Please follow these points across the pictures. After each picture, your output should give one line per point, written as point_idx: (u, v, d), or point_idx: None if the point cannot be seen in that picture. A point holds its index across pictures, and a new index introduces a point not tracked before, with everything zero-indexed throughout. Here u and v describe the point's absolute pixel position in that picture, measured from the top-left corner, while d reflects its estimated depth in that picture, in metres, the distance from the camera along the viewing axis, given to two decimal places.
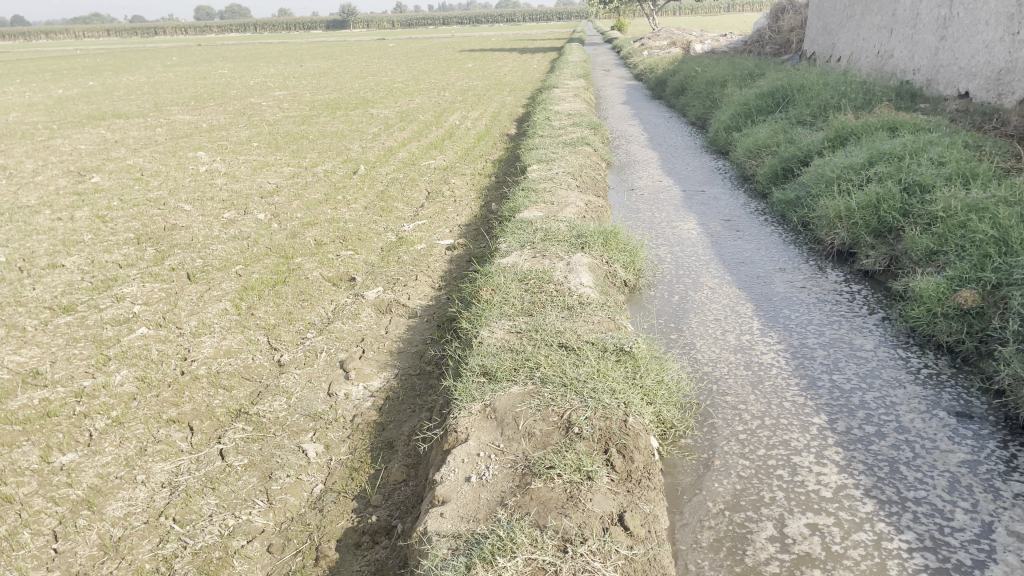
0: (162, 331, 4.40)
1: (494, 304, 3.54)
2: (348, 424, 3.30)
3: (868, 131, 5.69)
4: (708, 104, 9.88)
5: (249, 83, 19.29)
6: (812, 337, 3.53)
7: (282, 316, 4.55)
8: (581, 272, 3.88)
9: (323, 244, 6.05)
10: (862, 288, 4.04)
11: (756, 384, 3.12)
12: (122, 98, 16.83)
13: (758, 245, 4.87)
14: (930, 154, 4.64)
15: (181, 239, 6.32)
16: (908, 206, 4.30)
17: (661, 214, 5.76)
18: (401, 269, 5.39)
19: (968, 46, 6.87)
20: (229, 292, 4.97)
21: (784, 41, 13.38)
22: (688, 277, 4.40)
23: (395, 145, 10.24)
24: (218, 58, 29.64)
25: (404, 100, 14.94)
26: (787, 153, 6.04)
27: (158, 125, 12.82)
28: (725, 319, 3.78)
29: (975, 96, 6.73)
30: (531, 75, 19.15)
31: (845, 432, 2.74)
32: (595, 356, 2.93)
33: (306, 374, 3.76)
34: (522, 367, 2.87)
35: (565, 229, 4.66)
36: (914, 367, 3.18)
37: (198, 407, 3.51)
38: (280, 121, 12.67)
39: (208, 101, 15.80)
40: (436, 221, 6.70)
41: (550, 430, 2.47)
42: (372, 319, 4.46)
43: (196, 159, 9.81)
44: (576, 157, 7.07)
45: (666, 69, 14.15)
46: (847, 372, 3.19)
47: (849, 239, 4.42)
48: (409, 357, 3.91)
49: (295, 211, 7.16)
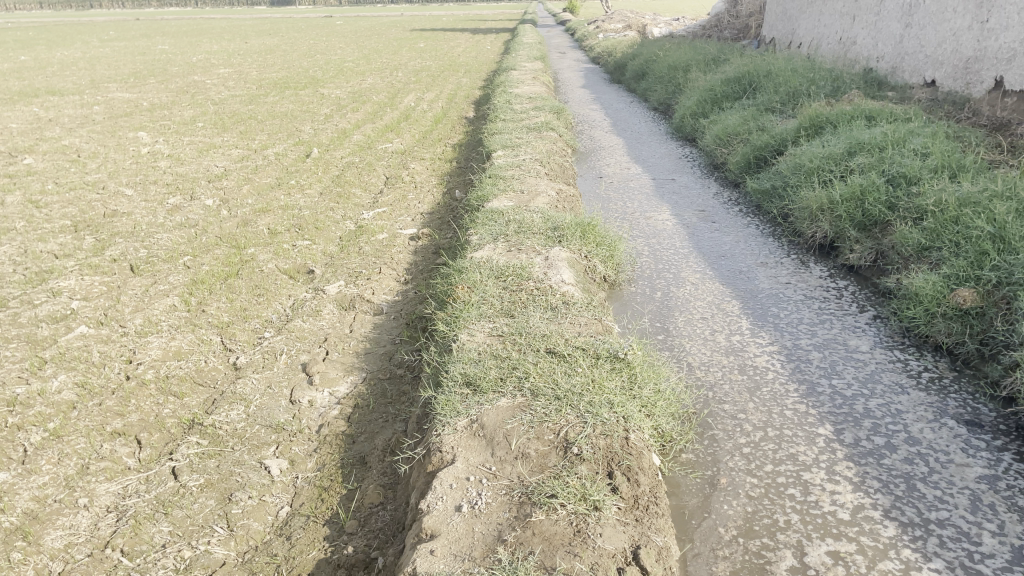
0: (104, 330, 4.04)
1: (472, 304, 3.29)
2: (314, 437, 3.02)
3: (844, 119, 5.57)
4: (671, 88, 9.71)
5: (191, 59, 18.56)
6: (805, 337, 3.37)
7: (236, 313, 4.24)
8: (560, 269, 3.66)
9: (278, 232, 5.71)
10: (849, 284, 3.90)
11: (753, 390, 2.94)
12: (54, 73, 16.01)
13: (737, 237, 4.71)
14: (913, 145, 4.52)
15: (123, 227, 5.91)
16: (894, 198, 4.17)
17: (634, 203, 5.56)
18: (363, 261, 5.10)
19: (935, 34, 6.80)
20: (177, 287, 4.62)
21: (743, 27, 13.31)
22: (669, 271, 4.21)
23: (350, 127, 9.85)
24: (157, 33, 28.59)
25: (355, 80, 14.50)
26: (761, 141, 5.89)
27: (95, 103, 12.18)
28: (712, 317, 3.60)
29: (941, 84, 6.68)
30: (485, 56, 18.80)
31: (854, 444, 2.58)
32: (588, 364, 2.70)
33: (265, 378, 3.47)
34: (509, 377, 2.63)
35: (539, 220, 4.43)
36: (914, 371, 3.05)
37: (145, 418, 3.19)
38: (226, 101, 12.14)
39: (148, 78, 15.10)
40: (397, 209, 6.40)
41: (547, 450, 2.24)
42: (335, 317, 4.18)
43: (137, 140, 9.30)
44: (542, 143, 6.82)
45: (625, 52, 13.98)
46: (846, 376, 3.03)
47: (832, 232, 4.28)
48: (378, 360, 3.64)
49: (245, 196, 6.79)
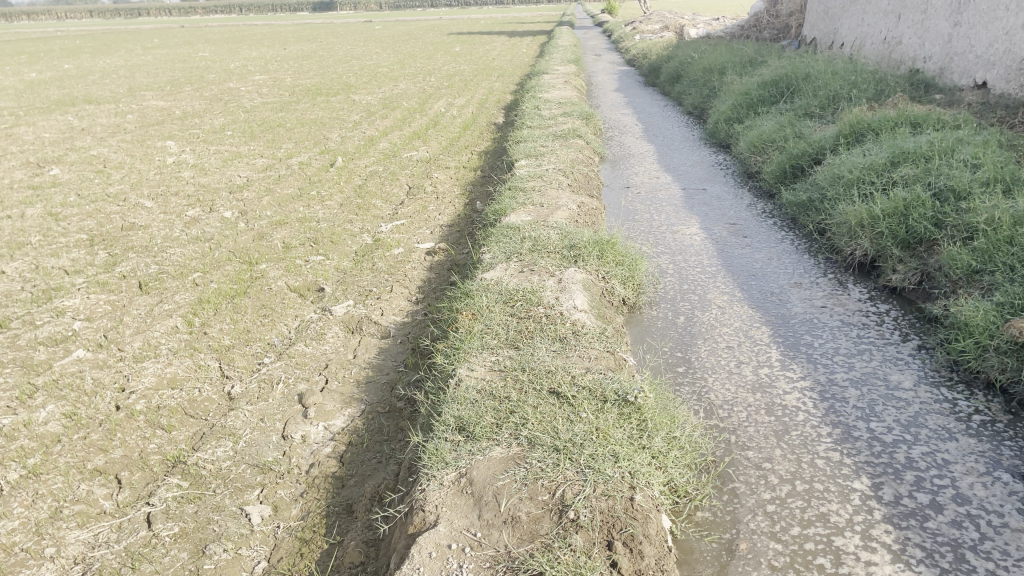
0: (101, 354, 3.89)
1: (475, 334, 3.06)
2: (302, 479, 2.82)
3: (887, 126, 5.21)
4: (706, 92, 9.37)
5: (228, 66, 18.67)
6: (841, 370, 3.07)
7: (238, 335, 4.05)
8: (574, 292, 3.41)
9: (292, 247, 5.54)
10: (890, 309, 3.58)
11: (782, 435, 2.66)
12: (94, 82, 16.21)
13: (769, 254, 4.40)
14: (961, 156, 4.17)
15: (138, 241, 5.80)
16: (940, 214, 3.83)
17: (661, 215, 5.27)
18: (375, 278, 4.89)
19: (986, 33, 6.39)
20: (182, 306, 4.47)
21: (783, 27, 12.90)
22: (694, 292, 3.93)
23: (377, 135, 9.69)
24: (199, 41, 28.93)
25: (388, 86, 14.38)
26: (797, 150, 5.56)
27: (129, 112, 12.23)
28: (739, 347, 3.32)
29: (993, 86, 6.27)
30: (520, 59, 18.55)
31: (894, 503, 2.29)
32: (593, 409, 2.44)
33: (258, 411, 3.27)
34: (505, 423, 2.39)
35: (556, 237, 4.18)
36: (963, 413, 2.73)
37: (128, 454, 3.01)
38: (257, 108, 12.10)
39: (184, 86, 15.17)
40: (416, 221, 6.20)
41: (539, 514, 1.99)
42: (340, 340, 3.97)
43: (164, 149, 9.25)
44: (567, 151, 6.56)
45: (660, 55, 13.65)
46: (886, 419, 2.73)
47: (873, 250, 3.95)
48: (378, 390, 3.42)
49: (264, 207, 6.64)
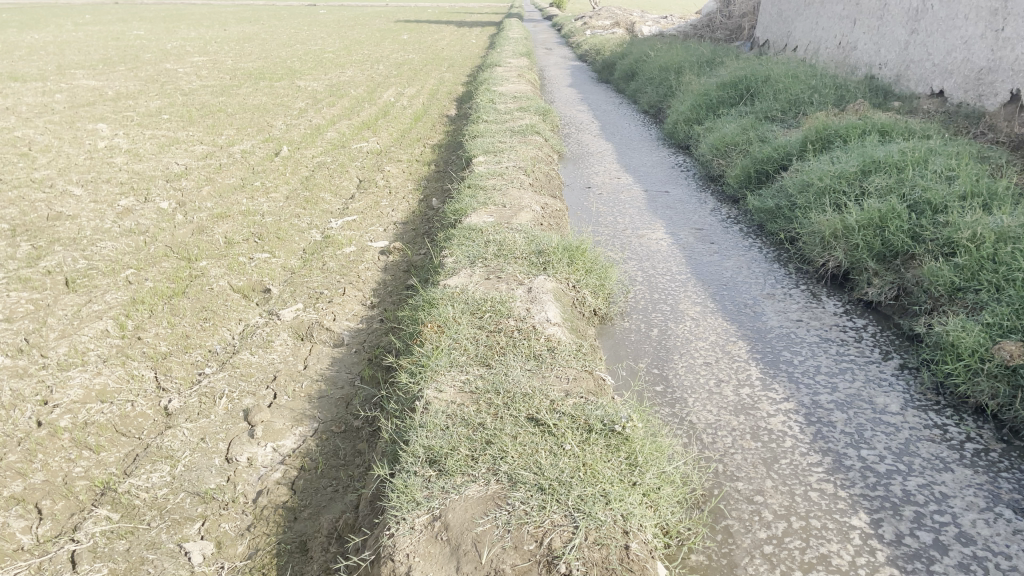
0: (21, 360, 3.52)
1: (443, 349, 2.82)
2: (249, 510, 2.55)
3: (854, 133, 5.14)
4: (663, 91, 9.26)
5: (166, 46, 17.93)
6: (825, 392, 2.92)
7: (176, 342, 3.72)
8: (546, 304, 3.20)
9: (235, 243, 5.19)
10: (867, 324, 3.47)
11: (771, 463, 2.49)
12: (20, 58, 15.35)
13: (739, 262, 4.27)
14: (936, 167, 4.09)
15: (64, 233, 5.37)
16: (917, 227, 3.73)
17: (625, 219, 5.10)
18: (326, 279, 4.60)
19: (943, 42, 6.39)
20: (114, 307, 4.10)
21: (736, 28, 12.93)
22: (666, 302, 3.77)
23: (324, 123, 9.31)
24: (133, 17, 27.79)
25: (335, 72, 13.95)
26: (763, 154, 5.45)
27: (56, 91, 11.55)
28: (717, 363, 3.16)
29: (950, 95, 6.28)
30: (470, 50, 18.30)
31: (895, 542, 2.15)
32: (578, 441, 2.23)
33: (200, 429, 2.98)
34: (481, 456, 2.16)
35: (522, 241, 3.96)
36: (955, 441, 2.61)
37: (50, 480, 2.69)
38: (196, 91, 11.57)
39: (117, 65, 14.44)
40: (368, 217, 5.91)
41: (525, 567, 1.78)
42: (289, 348, 3.68)
43: (95, 133, 8.71)
44: (526, 148, 6.35)
45: (614, 50, 13.54)
46: (877, 446, 2.59)
47: (847, 262, 3.84)
48: (333, 406, 3.16)
49: (204, 199, 6.26)
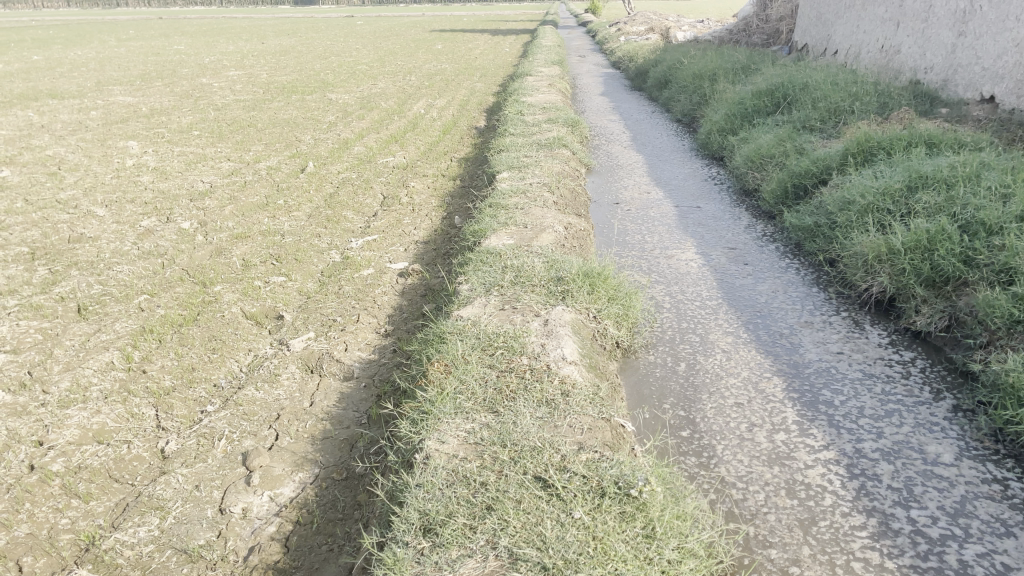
0: (21, 397, 3.39)
1: (448, 394, 2.61)
2: (238, 570, 2.38)
3: (899, 145, 4.83)
4: (697, 99, 8.98)
5: (204, 60, 18.10)
6: (868, 439, 2.65)
7: (181, 375, 3.57)
8: (563, 340, 2.98)
9: (251, 266, 5.05)
10: (916, 358, 3.19)
11: (808, 526, 2.24)
12: (62, 74, 15.57)
13: (775, 286, 4.00)
14: (990, 184, 3.78)
15: (83, 257, 5.29)
16: (970, 250, 3.44)
17: (654, 237, 4.86)
18: (341, 305, 4.43)
19: (994, 45, 6.03)
20: (122, 337, 3.98)
21: (773, 32, 12.56)
22: (695, 333, 3.52)
23: (352, 137, 9.19)
24: (173, 32, 28.18)
25: (367, 84, 13.88)
26: (800, 168, 5.16)
27: (92, 107, 11.64)
28: (749, 404, 2.90)
29: (1002, 101, 5.92)
30: (503, 58, 18.13)
31: None
32: (588, 508, 2.00)
33: (195, 475, 2.81)
34: (480, 526, 1.96)
35: (542, 266, 3.74)
36: (1018, 500, 2.32)
37: (34, 533, 2.54)
38: (229, 106, 11.57)
39: (153, 81, 14.56)
40: (389, 236, 5.75)
41: None
42: (295, 382, 3.51)
43: (125, 150, 8.70)
44: (552, 162, 6.13)
45: (649, 57, 13.27)
46: (929, 504, 2.32)
47: (893, 288, 3.56)
48: (336, 450, 2.98)
49: (225, 218, 6.15)
